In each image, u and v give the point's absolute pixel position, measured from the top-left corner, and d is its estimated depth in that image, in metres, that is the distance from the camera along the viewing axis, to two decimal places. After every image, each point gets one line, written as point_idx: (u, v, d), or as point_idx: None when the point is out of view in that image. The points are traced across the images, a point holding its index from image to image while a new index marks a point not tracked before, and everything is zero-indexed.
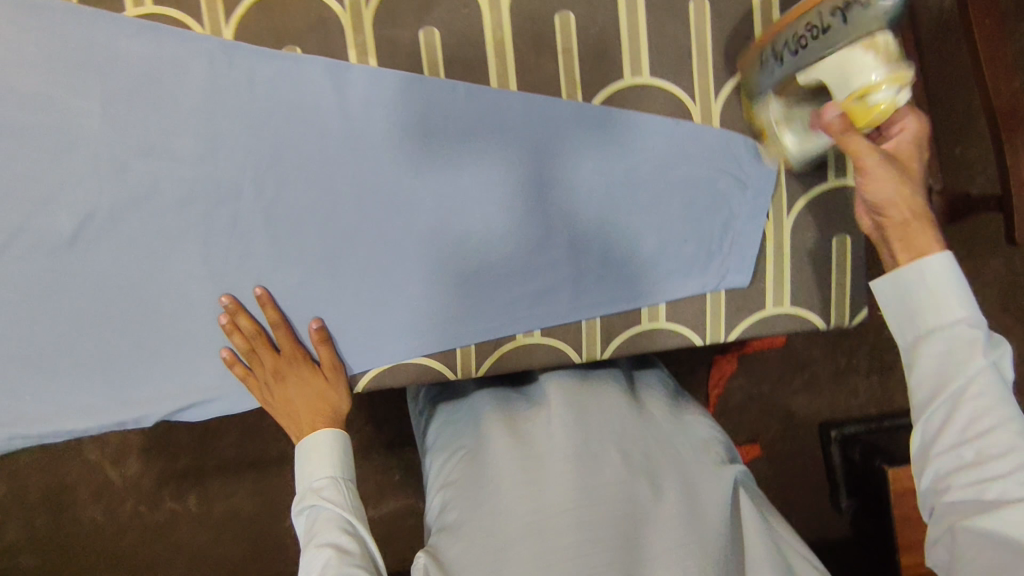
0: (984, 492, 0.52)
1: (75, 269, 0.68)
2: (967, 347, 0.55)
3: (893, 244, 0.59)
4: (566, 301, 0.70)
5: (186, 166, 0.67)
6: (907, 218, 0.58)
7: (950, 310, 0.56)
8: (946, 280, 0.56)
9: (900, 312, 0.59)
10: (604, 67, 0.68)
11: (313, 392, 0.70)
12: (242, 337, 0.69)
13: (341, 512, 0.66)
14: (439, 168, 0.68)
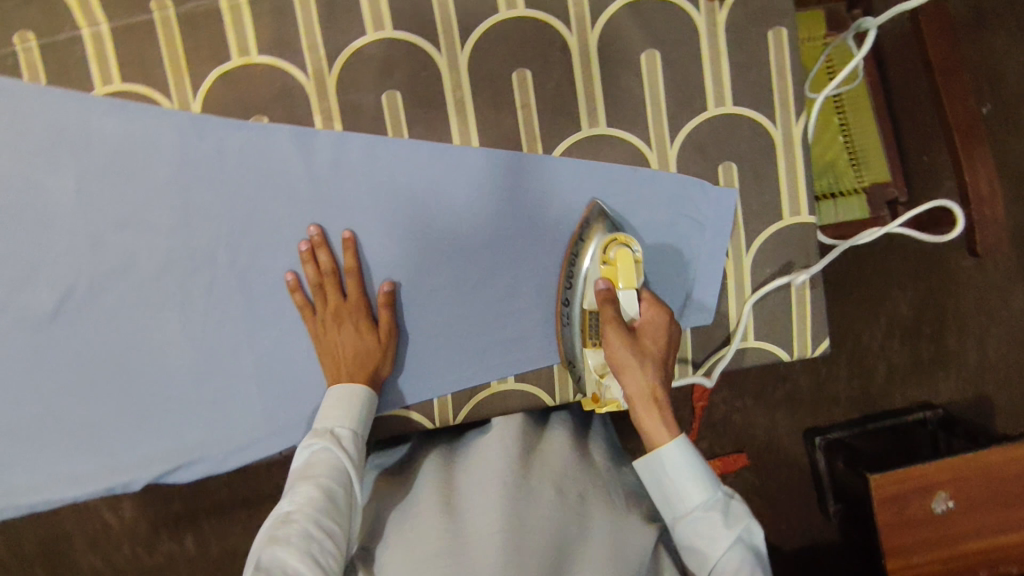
0: None
1: (58, 341, 0.70)
2: (712, 530, 0.57)
3: (637, 421, 0.60)
4: (536, 346, 0.73)
5: (161, 236, 0.69)
6: (637, 391, 0.60)
7: (691, 494, 0.58)
8: (684, 471, 0.58)
9: (659, 500, 0.60)
10: (562, 119, 0.70)
11: (362, 347, 0.68)
12: (311, 265, 0.69)
13: (342, 464, 0.62)
14: (406, 225, 0.70)
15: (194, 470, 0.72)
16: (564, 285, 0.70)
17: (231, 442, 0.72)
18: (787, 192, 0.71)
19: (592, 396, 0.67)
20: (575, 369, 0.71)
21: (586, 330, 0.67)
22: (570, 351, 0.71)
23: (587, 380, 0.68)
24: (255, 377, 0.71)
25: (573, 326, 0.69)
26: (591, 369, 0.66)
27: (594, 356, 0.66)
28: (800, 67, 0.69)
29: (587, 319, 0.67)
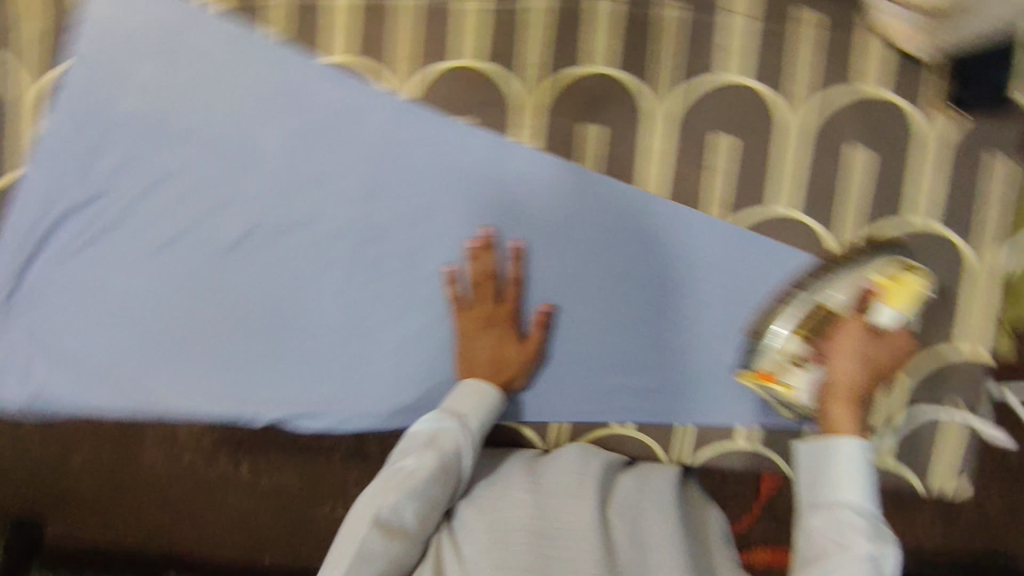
0: None
1: (230, 272, 0.75)
2: (853, 530, 0.55)
3: (824, 410, 0.62)
4: (664, 402, 0.72)
5: (348, 201, 0.73)
6: (843, 384, 0.62)
7: (847, 489, 0.57)
8: (853, 464, 0.58)
9: (806, 481, 0.60)
10: (754, 190, 0.70)
11: (506, 356, 0.71)
12: (478, 265, 0.72)
13: (461, 447, 0.64)
14: (571, 252, 0.72)
15: (311, 424, 0.75)
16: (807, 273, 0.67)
17: (352, 409, 0.75)
18: (964, 321, 0.68)
19: (762, 373, 0.66)
20: (761, 347, 0.66)
21: (808, 319, 0.65)
22: (767, 325, 0.67)
23: (765, 355, 0.66)
24: (392, 354, 0.74)
25: (792, 306, 0.66)
26: (784, 350, 0.65)
27: (797, 343, 0.65)
28: (1005, 200, 0.68)
29: (819, 310, 0.65)
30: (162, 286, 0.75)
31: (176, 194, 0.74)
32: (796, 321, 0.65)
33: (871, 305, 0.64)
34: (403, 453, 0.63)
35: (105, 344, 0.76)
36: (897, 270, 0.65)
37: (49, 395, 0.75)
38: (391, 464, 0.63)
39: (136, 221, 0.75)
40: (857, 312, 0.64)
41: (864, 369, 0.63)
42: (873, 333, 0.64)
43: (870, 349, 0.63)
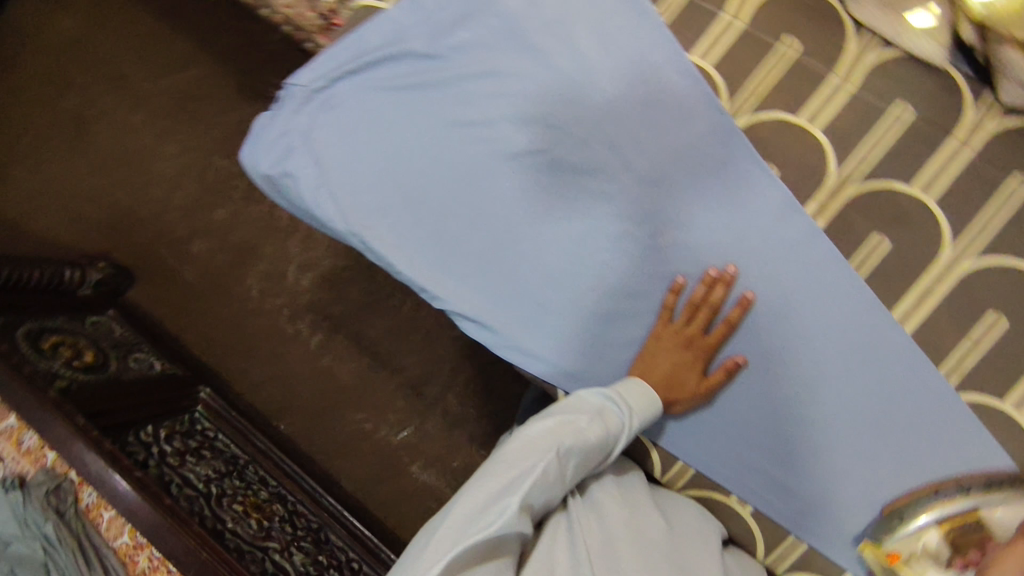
0: None
1: (498, 176, 0.79)
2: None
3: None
4: (793, 499, 0.77)
5: (633, 179, 0.76)
6: None
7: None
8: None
9: None
10: (988, 377, 0.72)
11: (683, 379, 0.75)
12: (702, 293, 0.74)
13: (622, 436, 0.70)
14: (795, 333, 0.73)
15: (480, 332, 0.81)
16: (970, 479, 0.70)
17: (522, 342, 0.79)
18: None
19: (893, 555, 0.70)
20: (896, 526, 0.71)
21: (955, 521, 0.67)
22: (908, 509, 0.71)
23: (896, 538, 0.70)
24: (589, 320, 0.78)
25: (943, 501, 0.69)
26: (924, 540, 0.68)
27: (937, 539, 0.68)
28: None
29: (972, 516, 0.67)
30: (436, 154, 0.80)
31: (494, 88, 0.79)
32: (942, 516, 0.68)
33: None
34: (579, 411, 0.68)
35: (358, 169, 0.83)
36: None
37: (296, 182, 0.84)
38: (563, 413, 0.67)
39: (450, 91, 0.80)
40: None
41: None
42: None
43: None
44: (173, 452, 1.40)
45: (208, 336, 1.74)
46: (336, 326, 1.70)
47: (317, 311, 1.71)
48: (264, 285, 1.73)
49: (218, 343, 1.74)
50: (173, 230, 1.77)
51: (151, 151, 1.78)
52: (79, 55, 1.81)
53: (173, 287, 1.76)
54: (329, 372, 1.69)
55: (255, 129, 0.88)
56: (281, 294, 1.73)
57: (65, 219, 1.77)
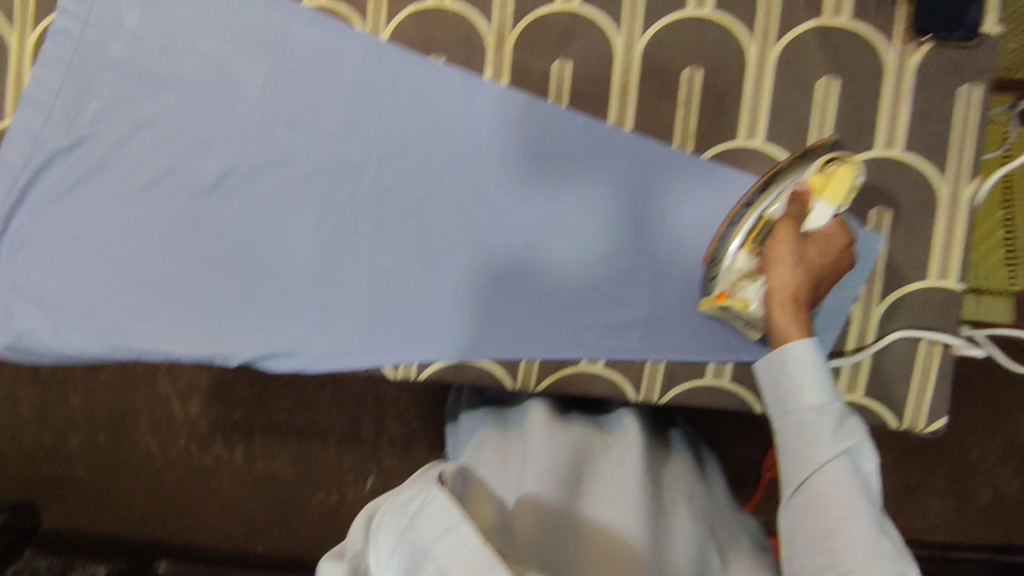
0: (826, 538, 0.53)
1: (207, 214, 0.75)
2: (822, 433, 0.56)
3: (769, 320, 0.61)
4: (637, 337, 0.73)
5: (325, 142, 0.74)
6: (782, 290, 0.60)
7: (808, 395, 0.58)
8: (807, 369, 0.58)
9: (770, 398, 0.61)
10: (720, 124, 0.71)
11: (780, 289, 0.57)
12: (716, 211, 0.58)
13: None
14: (541, 189, 0.73)
15: (284, 363, 0.75)
16: (750, 191, 0.67)
17: (324, 347, 0.75)
18: (938, 252, 0.68)
19: (719, 296, 0.68)
20: (714, 271, 0.67)
21: (753, 234, 0.65)
22: (717, 250, 0.68)
23: (719, 278, 0.67)
24: (364, 289, 0.75)
25: (737, 227, 0.66)
26: (732, 269, 0.66)
27: (744, 260, 0.65)
28: (983, 129, 0.67)
29: (760, 223, 0.64)
30: (141, 229, 0.76)
31: (153, 139, 0.75)
32: (744, 237, 0.65)
33: (806, 204, 0.62)
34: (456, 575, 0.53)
35: (82, 286, 0.76)
36: (824, 162, 0.63)
37: (35, 336, 0.76)
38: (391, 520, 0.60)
39: (114, 165, 0.75)
40: (787, 221, 0.62)
41: (801, 271, 0.60)
42: (810, 243, 0.61)
43: (800, 251, 0.61)
44: None
45: (142, 514, 1.66)
46: (246, 432, 1.62)
47: (221, 428, 1.63)
48: (158, 438, 1.64)
49: (154, 512, 1.66)
50: (47, 441, 1.67)
51: None
52: None
53: (81, 492, 1.68)
54: (268, 475, 1.62)
55: None
56: (179, 435, 1.64)
57: None
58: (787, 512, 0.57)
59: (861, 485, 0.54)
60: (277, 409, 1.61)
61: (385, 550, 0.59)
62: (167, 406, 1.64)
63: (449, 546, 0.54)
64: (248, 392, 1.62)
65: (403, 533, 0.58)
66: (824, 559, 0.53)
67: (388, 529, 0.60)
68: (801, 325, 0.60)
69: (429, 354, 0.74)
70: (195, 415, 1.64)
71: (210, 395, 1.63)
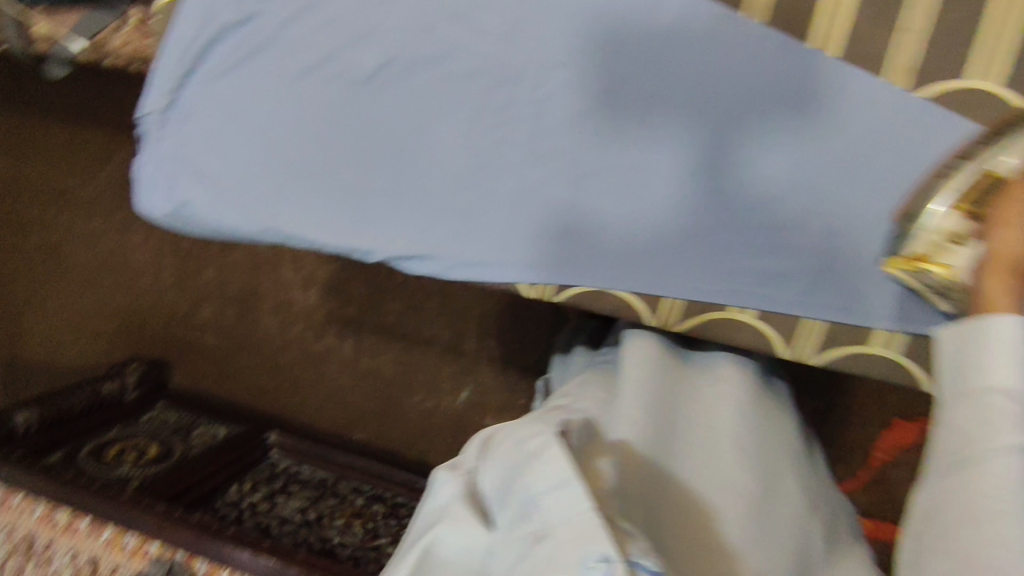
0: (975, 530, 0.46)
1: (360, 106, 0.74)
2: (1001, 416, 0.48)
3: (980, 281, 0.55)
4: (798, 290, 0.67)
5: (488, 41, 0.70)
6: (1007, 254, 0.54)
7: (996, 370, 0.50)
8: (1004, 343, 0.50)
9: (948, 369, 0.54)
10: (942, 58, 0.61)
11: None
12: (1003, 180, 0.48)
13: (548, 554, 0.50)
14: (718, 113, 0.66)
15: (424, 265, 0.75)
16: (970, 143, 0.61)
17: (461, 257, 0.74)
18: None
19: (912, 257, 0.62)
20: (913, 228, 0.62)
21: (971, 190, 0.59)
22: (919, 207, 0.62)
23: (917, 237, 0.62)
24: (509, 202, 0.72)
25: (949, 180, 0.61)
26: (938, 228, 0.61)
27: (956, 220, 0.60)
28: None
29: (983, 177, 0.59)
30: (295, 114, 0.75)
31: (318, 22, 0.73)
32: (957, 195, 0.60)
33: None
34: (561, 531, 0.50)
35: (238, 164, 0.78)
36: None
37: (194, 207, 0.79)
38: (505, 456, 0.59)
39: (278, 45, 0.75)
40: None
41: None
42: None
43: None
44: (262, 498, 1.45)
45: (256, 386, 1.80)
46: (357, 327, 1.70)
47: (334, 321, 1.71)
48: (279, 320, 1.75)
49: (268, 386, 1.79)
50: (182, 307, 1.83)
51: (128, 245, 1.84)
52: (26, 190, 1.89)
53: (208, 358, 1.83)
54: (372, 371, 1.69)
55: (133, 173, 0.82)
56: (296, 320, 1.74)
57: (99, 336, 1.90)
58: (932, 493, 0.51)
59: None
60: (388, 310, 1.66)
61: (496, 481, 0.58)
62: (288, 292, 1.73)
63: (559, 502, 0.52)
64: (363, 290, 1.68)
65: (514, 470, 0.56)
66: (963, 551, 0.46)
67: (502, 460, 0.58)
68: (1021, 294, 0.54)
69: (568, 278, 0.72)
70: (312, 304, 1.72)
71: (328, 288, 1.70)
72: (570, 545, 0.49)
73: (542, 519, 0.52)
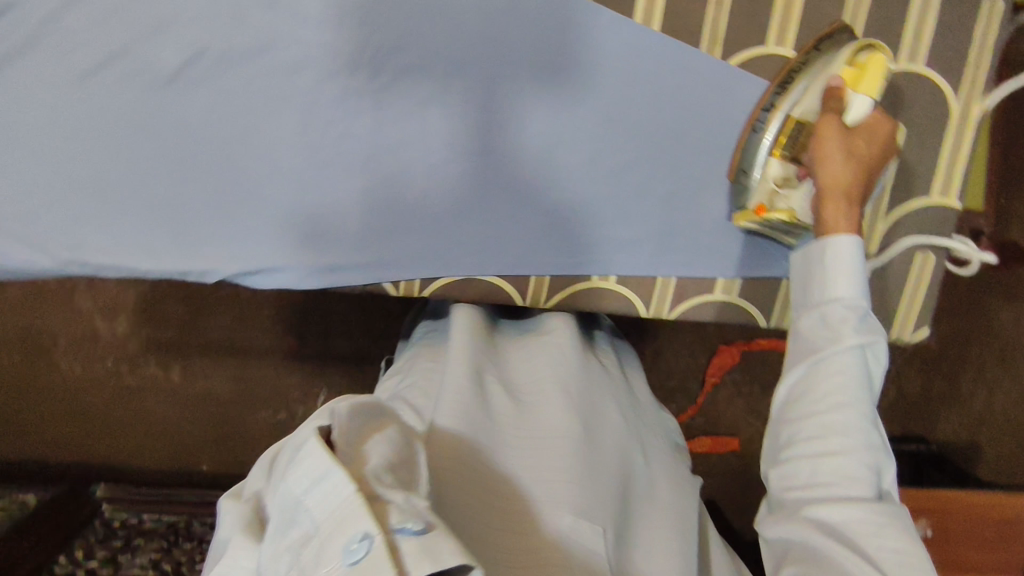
0: (814, 462, 0.53)
1: (170, 107, 0.66)
2: (842, 325, 0.55)
3: (817, 214, 0.59)
4: (649, 254, 0.72)
5: (312, 27, 0.65)
6: (829, 182, 0.58)
7: (839, 286, 0.56)
8: (844, 258, 0.56)
9: (800, 286, 0.59)
10: (748, 28, 0.68)
11: (845, 178, 0.58)
12: (830, 137, 0.58)
13: (298, 551, 0.46)
14: (555, 90, 0.68)
15: (273, 279, 0.69)
16: (771, 92, 0.66)
17: (313, 263, 0.68)
18: (942, 174, 0.71)
19: (757, 209, 0.65)
20: (745, 184, 0.67)
21: (783, 137, 0.63)
22: (747, 159, 0.66)
23: (753, 190, 0.66)
24: (359, 197, 0.68)
25: (764, 132, 0.65)
26: (767, 177, 0.64)
27: (779, 166, 0.64)
28: (1000, 48, 0.68)
29: (789, 123, 0.63)
30: (87, 124, 0.65)
31: (98, 15, 0.64)
32: (773, 139, 0.64)
33: (842, 99, 0.60)
34: (323, 526, 0.46)
35: (14, 188, 0.65)
36: (860, 45, 0.62)
37: None
38: (280, 457, 0.54)
39: (48, 41, 0.64)
40: (825, 107, 0.60)
41: (834, 158, 0.58)
42: (855, 138, 0.59)
43: (847, 137, 0.58)
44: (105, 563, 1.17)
45: (60, 438, 1.43)
46: (181, 350, 1.39)
47: (154, 349, 1.38)
48: (77, 358, 1.40)
49: (78, 437, 1.43)
50: None
51: None
52: None
53: None
54: (209, 395, 1.39)
55: None
56: (101, 355, 1.39)
57: None
58: (786, 397, 0.57)
59: (864, 383, 0.54)
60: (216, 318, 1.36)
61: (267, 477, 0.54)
62: (87, 320, 1.38)
63: (317, 497, 0.47)
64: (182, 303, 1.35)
65: (280, 466, 0.52)
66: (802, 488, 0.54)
67: (279, 460, 0.53)
68: (846, 229, 0.57)
69: (434, 269, 0.71)
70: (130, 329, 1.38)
71: (146, 306, 1.36)
72: (331, 535, 0.45)
73: (300, 525, 0.47)
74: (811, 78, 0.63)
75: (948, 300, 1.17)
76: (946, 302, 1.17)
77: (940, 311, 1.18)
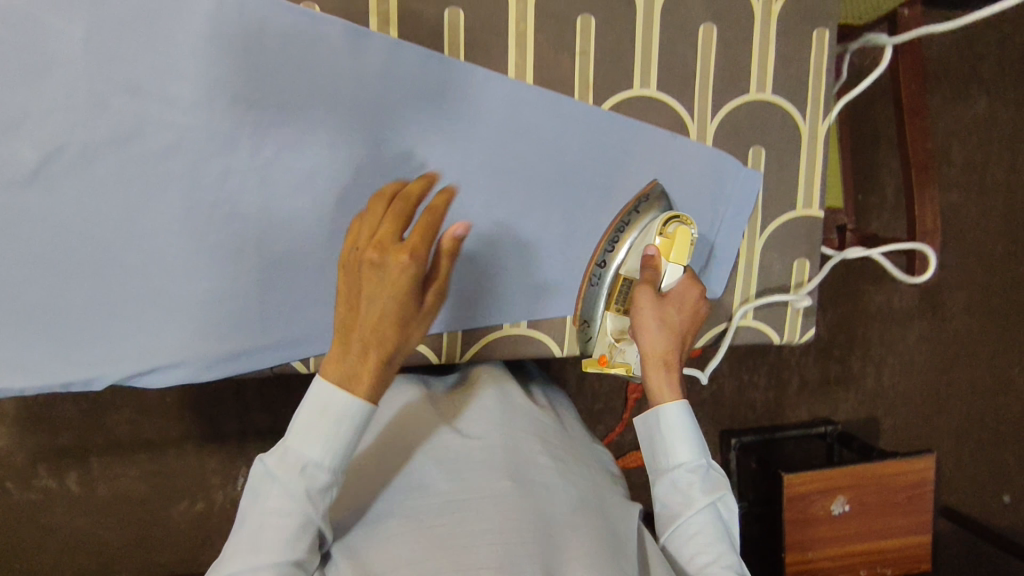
0: None
1: (32, 208, 0.61)
2: (690, 488, 0.64)
3: (646, 379, 0.65)
4: (554, 296, 0.75)
5: (182, 109, 0.62)
6: (652, 353, 0.64)
7: (679, 452, 0.64)
8: (678, 429, 0.64)
9: (648, 453, 0.67)
10: (616, 75, 0.72)
11: (665, 348, 0.64)
12: (648, 312, 0.64)
13: None
14: (441, 150, 0.69)
15: (171, 374, 0.66)
16: (602, 247, 0.72)
17: (212, 352, 0.66)
18: (804, 189, 0.78)
19: (601, 358, 0.70)
20: (588, 333, 0.73)
21: (614, 294, 0.71)
22: (586, 311, 0.73)
23: (596, 342, 0.72)
24: (255, 279, 0.66)
25: (600, 286, 0.72)
26: (604, 335, 0.71)
27: (613, 323, 0.70)
28: (833, 73, 0.76)
29: (619, 283, 0.70)
30: None
31: None
32: (607, 299, 0.71)
33: (657, 267, 0.67)
34: None
35: None
36: (675, 217, 0.68)
37: None
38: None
39: None
40: (643, 276, 0.67)
41: (656, 329, 0.64)
42: (669, 310, 0.65)
43: (666, 307, 0.65)
44: None
45: None
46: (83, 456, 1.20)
47: (45, 458, 1.18)
48: None
49: None
50: None
51: None
52: None
53: None
54: (124, 495, 1.21)
55: None
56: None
57: None
58: (667, 540, 0.65)
59: (720, 532, 0.63)
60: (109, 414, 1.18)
61: None
62: None
63: None
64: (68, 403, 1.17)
65: None
66: None
67: None
68: (670, 393, 0.64)
69: None
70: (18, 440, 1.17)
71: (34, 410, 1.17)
72: None
73: None
74: (631, 243, 0.70)
75: (833, 290, 1.27)
76: (832, 292, 1.27)
77: (825, 301, 1.28)
